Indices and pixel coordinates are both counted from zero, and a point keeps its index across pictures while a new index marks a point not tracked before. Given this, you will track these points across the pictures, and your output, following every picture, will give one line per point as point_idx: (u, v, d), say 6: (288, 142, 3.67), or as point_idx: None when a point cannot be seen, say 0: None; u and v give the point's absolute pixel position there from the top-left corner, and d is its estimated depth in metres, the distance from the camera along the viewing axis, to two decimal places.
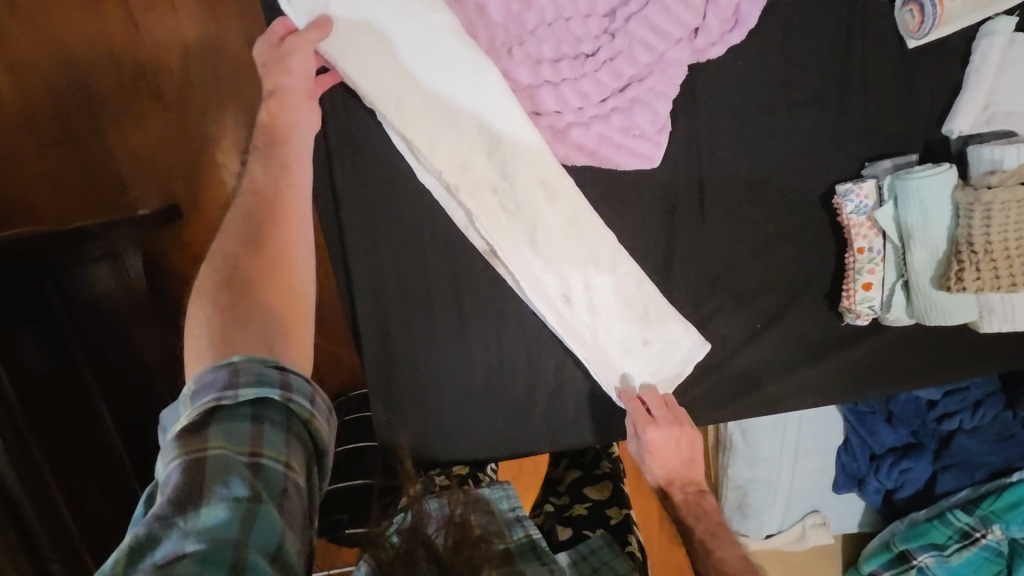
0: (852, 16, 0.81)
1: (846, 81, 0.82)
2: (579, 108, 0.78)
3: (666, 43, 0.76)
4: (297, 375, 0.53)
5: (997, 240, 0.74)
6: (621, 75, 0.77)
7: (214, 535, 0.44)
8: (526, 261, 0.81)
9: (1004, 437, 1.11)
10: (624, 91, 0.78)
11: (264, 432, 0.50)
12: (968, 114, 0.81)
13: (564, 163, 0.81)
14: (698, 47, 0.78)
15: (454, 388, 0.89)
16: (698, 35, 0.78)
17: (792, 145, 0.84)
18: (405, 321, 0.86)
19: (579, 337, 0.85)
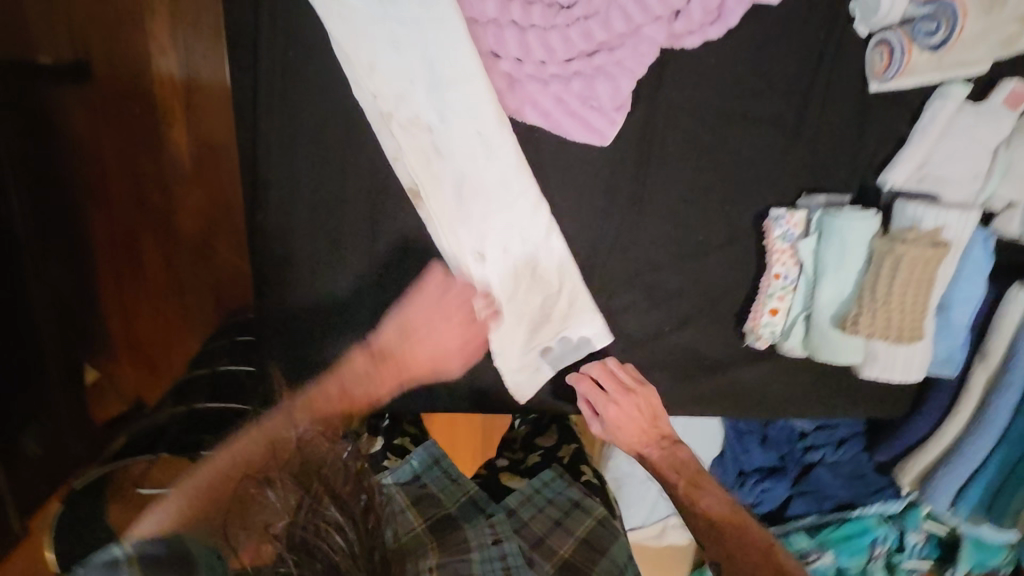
0: (827, 42, 0.79)
1: (806, 108, 0.82)
2: (541, 61, 0.74)
3: (644, 16, 0.72)
4: None
5: (898, 294, 0.77)
6: (592, 38, 0.73)
7: None
8: (447, 210, 0.78)
9: (857, 476, 1.20)
10: (590, 57, 0.74)
11: None
12: (903, 170, 0.83)
13: (513, 116, 0.77)
14: (675, 32, 0.74)
15: (349, 325, 0.85)
16: (678, 18, 0.73)
17: (740, 158, 0.84)
18: (310, 243, 0.81)
19: (486, 302, 0.82)
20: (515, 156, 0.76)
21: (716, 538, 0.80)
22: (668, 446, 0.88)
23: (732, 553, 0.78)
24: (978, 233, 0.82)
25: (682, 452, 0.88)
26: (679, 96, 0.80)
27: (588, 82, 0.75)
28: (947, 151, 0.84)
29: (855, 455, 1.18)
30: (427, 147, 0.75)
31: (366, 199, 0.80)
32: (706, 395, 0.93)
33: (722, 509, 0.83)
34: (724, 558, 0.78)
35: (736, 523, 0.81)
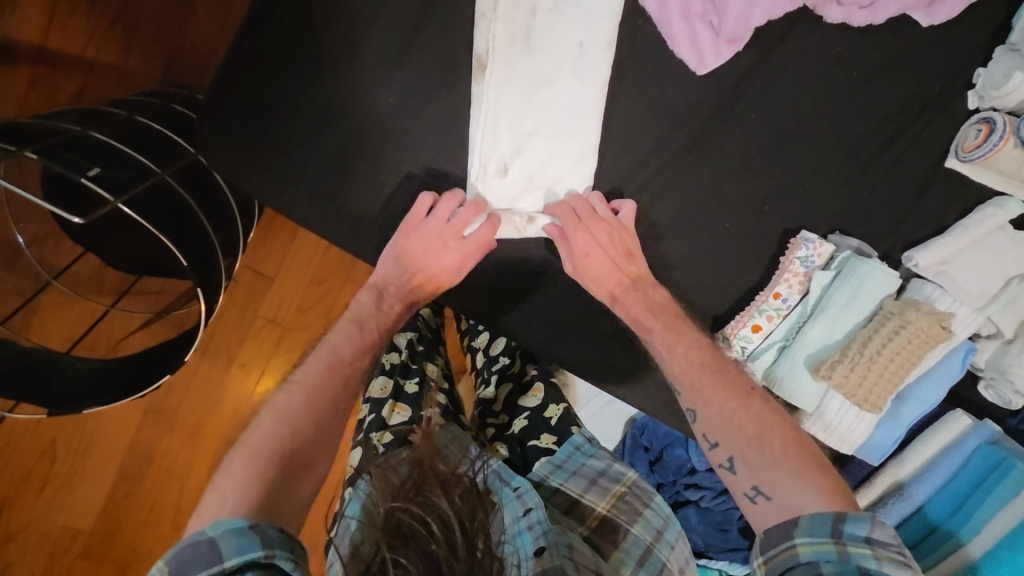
0: (937, 95, 0.77)
1: (886, 149, 0.79)
2: None
3: None
4: (229, 539, 0.53)
5: (887, 354, 0.74)
6: None
7: (241, 552, 0.53)
8: (509, 42, 0.73)
9: (719, 529, 1.14)
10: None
11: (222, 551, 0.53)
12: (932, 251, 0.78)
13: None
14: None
15: (351, 119, 0.76)
16: None
17: (803, 165, 0.78)
18: (361, 9, 0.74)
19: (485, 152, 0.76)
20: (607, 39, 0.73)
21: (698, 392, 0.71)
22: (640, 298, 0.75)
23: (712, 403, 0.70)
24: (967, 347, 0.80)
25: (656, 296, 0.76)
26: (784, 70, 0.75)
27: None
28: (977, 257, 0.78)
29: (728, 509, 1.13)
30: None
31: None
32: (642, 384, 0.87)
33: (695, 355, 0.73)
34: (702, 408, 0.70)
35: (717, 361, 0.73)
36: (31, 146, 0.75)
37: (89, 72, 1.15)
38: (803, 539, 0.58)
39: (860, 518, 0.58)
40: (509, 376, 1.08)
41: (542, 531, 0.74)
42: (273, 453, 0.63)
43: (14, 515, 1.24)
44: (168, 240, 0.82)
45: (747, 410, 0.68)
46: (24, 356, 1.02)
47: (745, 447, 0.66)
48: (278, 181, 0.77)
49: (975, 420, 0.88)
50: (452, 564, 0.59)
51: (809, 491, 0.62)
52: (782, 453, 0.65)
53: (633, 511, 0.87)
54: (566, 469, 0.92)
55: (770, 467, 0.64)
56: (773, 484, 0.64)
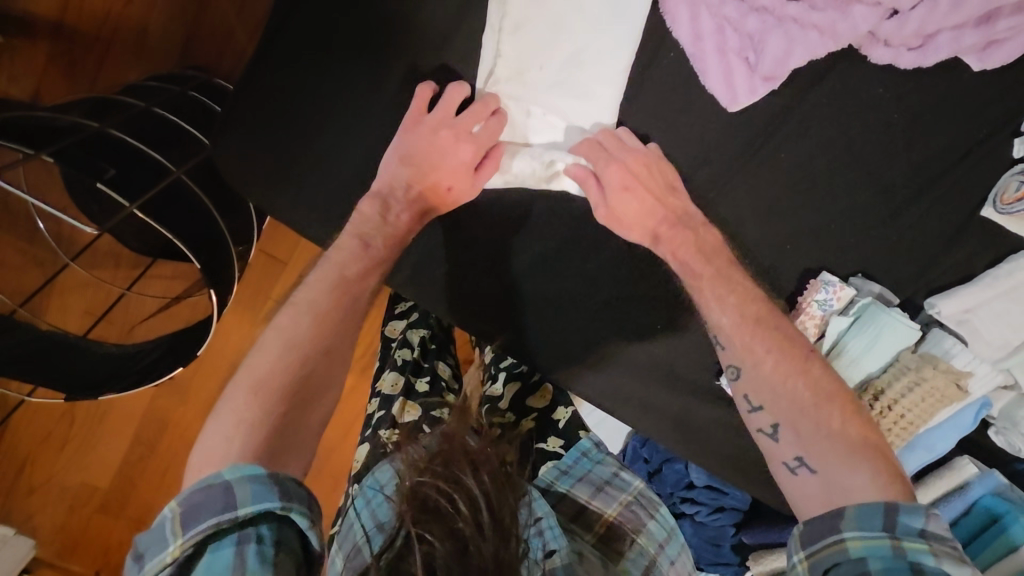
0: (979, 143, 0.73)
1: (920, 196, 0.75)
2: None
3: None
4: (243, 485, 0.50)
5: (898, 411, 0.73)
6: None
7: (257, 500, 0.50)
8: (518, 72, 0.72)
9: (713, 544, 1.16)
10: (786, 2, 0.66)
11: (237, 493, 0.50)
12: (956, 300, 0.75)
13: (668, 23, 0.69)
14: (877, 32, 0.67)
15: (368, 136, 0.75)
16: (890, 20, 0.66)
17: (830, 208, 0.75)
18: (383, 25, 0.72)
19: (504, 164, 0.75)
20: (617, 77, 0.70)
21: (750, 345, 0.66)
22: (680, 234, 0.70)
23: (762, 362, 0.65)
24: (981, 401, 0.79)
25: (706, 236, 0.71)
26: (819, 109, 0.71)
27: (761, 31, 0.67)
28: (1002, 309, 0.75)
29: (722, 526, 1.14)
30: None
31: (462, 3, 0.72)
32: (648, 410, 0.87)
33: (750, 309, 0.67)
34: (750, 365, 0.65)
35: (771, 314, 0.68)
36: (47, 148, 0.74)
37: (109, 51, 1.13)
38: (853, 533, 0.53)
39: (913, 510, 0.54)
40: (515, 375, 1.07)
41: (551, 535, 0.76)
42: (281, 388, 0.57)
43: (35, 472, 1.29)
44: (180, 242, 0.82)
45: (805, 375, 0.63)
46: (41, 338, 1.05)
47: (797, 414, 0.62)
48: (292, 192, 0.76)
49: (982, 469, 0.87)
50: (478, 542, 0.58)
51: (863, 470, 0.57)
52: (836, 427, 0.60)
53: (639, 520, 0.87)
54: (572, 475, 0.92)
55: (823, 441, 0.60)
56: (821, 458, 0.59)
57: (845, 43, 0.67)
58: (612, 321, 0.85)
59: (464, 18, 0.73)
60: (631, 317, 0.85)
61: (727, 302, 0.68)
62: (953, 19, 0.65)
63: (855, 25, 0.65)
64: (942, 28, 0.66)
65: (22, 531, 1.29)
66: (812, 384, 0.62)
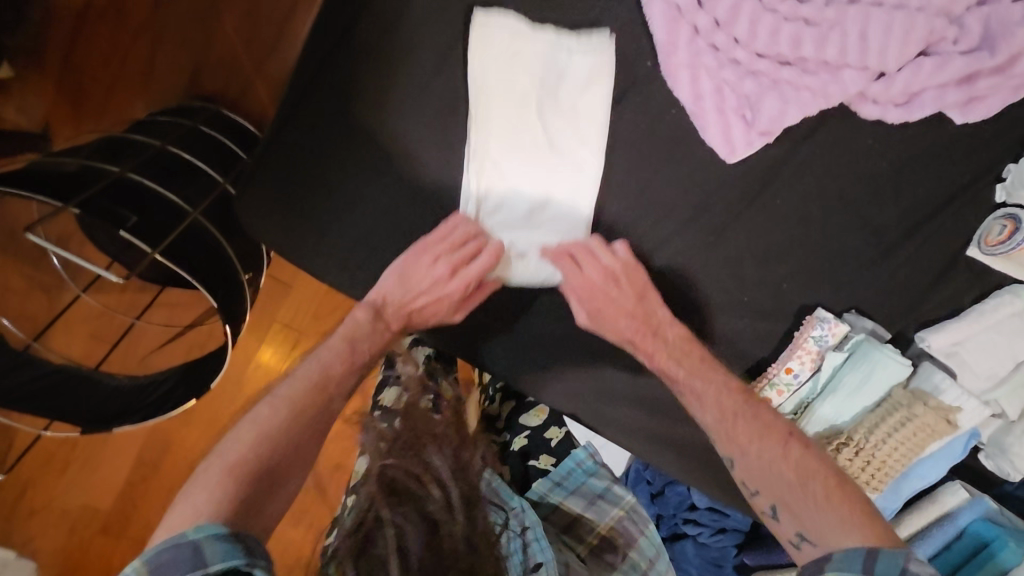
0: (962, 189, 0.77)
1: (909, 237, 0.79)
2: (735, 40, 0.71)
3: (855, 56, 0.69)
4: (210, 545, 0.50)
5: (893, 441, 0.77)
6: (794, 46, 0.69)
7: (224, 559, 0.50)
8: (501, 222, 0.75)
9: (714, 564, 1.17)
10: (779, 66, 0.70)
11: (204, 552, 0.50)
12: (943, 334, 0.80)
13: (669, 84, 0.73)
14: (866, 91, 0.71)
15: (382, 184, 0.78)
16: (877, 82, 0.70)
17: (825, 249, 0.79)
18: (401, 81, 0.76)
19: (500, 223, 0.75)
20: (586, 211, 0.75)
21: (731, 436, 0.67)
22: (660, 335, 0.73)
23: (749, 449, 0.66)
24: (970, 432, 0.83)
25: (674, 334, 0.74)
26: (813, 157, 0.75)
27: (757, 92, 0.71)
28: (988, 342, 0.79)
29: (724, 548, 1.16)
30: (527, 25, 0.73)
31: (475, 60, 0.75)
32: (653, 441, 0.90)
33: (727, 401, 0.69)
34: (737, 455, 0.67)
35: (750, 404, 0.69)
36: (75, 201, 0.78)
37: (118, 85, 1.15)
38: None
39: (894, 551, 0.54)
40: (511, 393, 1.02)
41: (537, 548, 0.75)
42: (253, 472, 0.57)
43: (36, 494, 1.29)
44: (197, 281, 0.86)
45: (787, 457, 0.64)
46: (56, 373, 1.06)
47: (788, 494, 0.62)
48: (311, 236, 0.79)
49: (973, 494, 0.90)
50: (449, 526, 0.59)
51: (855, 534, 0.57)
52: (826, 499, 0.60)
53: (631, 534, 0.91)
54: (565, 486, 0.95)
55: (813, 514, 0.60)
56: (815, 531, 0.59)
57: (836, 102, 0.71)
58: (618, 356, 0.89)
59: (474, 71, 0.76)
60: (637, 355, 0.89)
61: (709, 418, 0.69)
62: (937, 79, 0.70)
63: (845, 86, 0.69)
64: (927, 88, 0.70)
65: (22, 553, 1.27)
66: (795, 465, 0.63)
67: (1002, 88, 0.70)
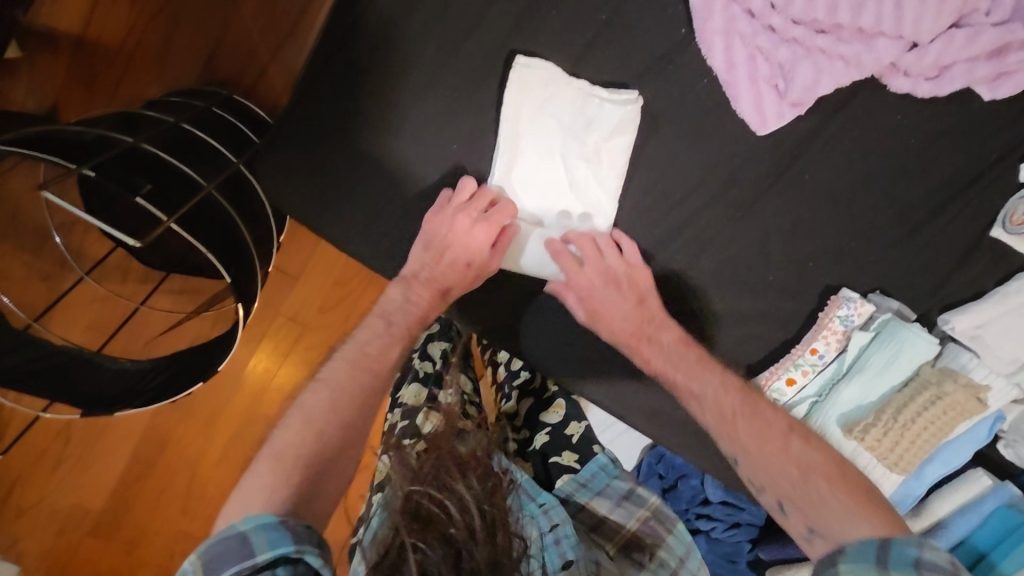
0: (986, 167, 0.77)
1: (934, 216, 0.79)
2: (770, 6, 0.71)
3: (890, 25, 0.69)
4: (258, 532, 0.50)
5: (920, 419, 0.75)
6: (829, 14, 0.69)
7: (274, 548, 0.50)
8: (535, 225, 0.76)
9: (727, 560, 1.15)
10: (815, 33, 0.70)
11: (253, 541, 0.50)
12: (966, 316, 0.79)
13: (702, 49, 0.73)
14: (898, 63, 0.71)
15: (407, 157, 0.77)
16: (910, 53, 0.70)
17: (851, 227, 0.79)
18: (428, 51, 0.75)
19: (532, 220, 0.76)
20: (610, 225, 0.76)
21: (734, 437, 0.68)
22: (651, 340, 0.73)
23: (753, 447, 0.67)
24: (995, 414, 0.82)
25: (671, 331, 0.74)
26: (842, 132, 0.75)
27: (791, 60, 0.71)
28: (1014, 324, 0.77)
29: (739, 543, 1.13)
30: (562, 75, 0.73)
31: (504, 29, 0.74)
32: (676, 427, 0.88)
33: (729, 400, 0.70)
34: (741, 454, 0.68)
35: (750, 400, 0.70)
36: (88, 165, 0.76)
37: (130, 65, 1.13)
38: (848, 566, 0.55)
39: (906, 541, 0.55)
40: (528, 390, 1.02)
41: (568, 544, 0.73)
42: (299, 460, 0.58)
43: (26, 491, 1.23)
44: (209, 254, 0.83)
45: (790, 450, 0.66)
46: (55, 355, 1.03)
47: (794, 491, 0.64)
48: (336, 207, 0.79)
49: (995, 481, 0.89)
50: (472, 546, 0.57)
51: (865, 524, 0.59)
52: (831, 491, 0.62)
53: (659, 536, 0.84)
54: (591, 488, 0.90)
55: (823, 507, 0.61)
56: (826, 524, 0.61)
57: (869, 72, 0.71)
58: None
59: (504, 40, 0.75)
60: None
61: (711, 422, 0.69)
62: (967, 52, 0.70)
63: (878, 57, 0.70)
64: (958, 61, 0.71)
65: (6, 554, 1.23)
66: (799, 460, 0.65)
67: None
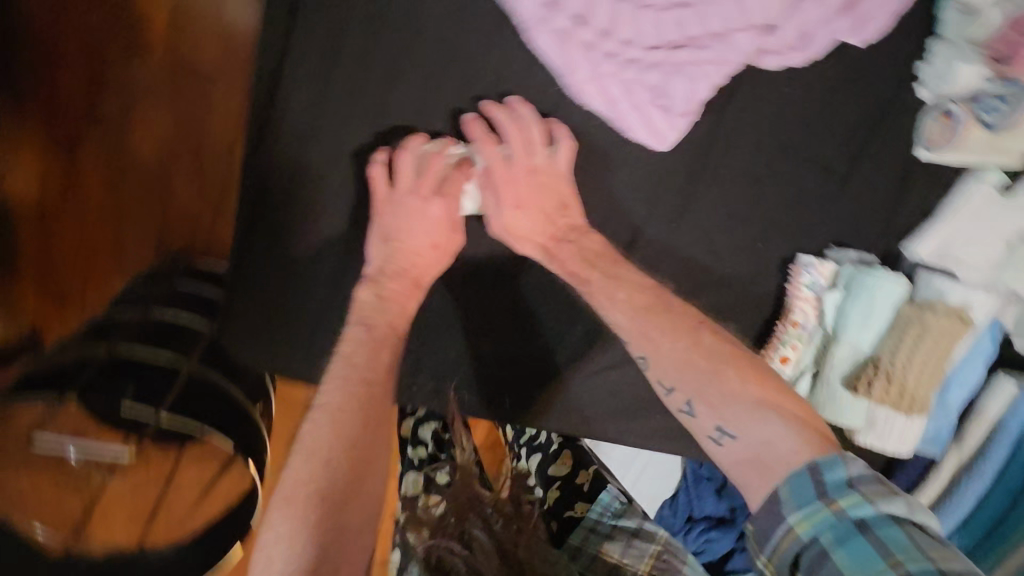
0: (888, 99, 0.79)
1: (858, 160, 0.81)
2: (624, 41, 0.72)
3: (737, 22, 0.72)
4: None
5: (908, 353, 0.77)
6: (679, 30, 0.72)
7: None
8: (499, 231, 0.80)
9: None
10: (675, 50, 0.72)
11: None
12: (928, 240, 0.80)
13: (576, 98, 0.75)
14: (762, 46, 0.73)
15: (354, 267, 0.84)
16: (768, 34, 0.73)
17: (785, 197, 0.81)
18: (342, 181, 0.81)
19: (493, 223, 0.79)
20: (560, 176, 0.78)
21: (645, 336, 0.71)
22: (576, 242, 0.76)
23: (663, 344, 0.70)
24: (991, 324, 0.83)
25: (592, 244, 0.76)
26: (742, 119, 0.78)
27: (663, 79, 0.74)
28: (974, 233, 0.79)
29: None
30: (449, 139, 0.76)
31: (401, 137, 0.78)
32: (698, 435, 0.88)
33: (638, 301, 0.73)
34: (651, 353, 0.71)
35: (660, 302, 0.73)
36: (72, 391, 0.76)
37: None
38: (797, 518, 0.59)
39: (832, 462, 0.60)
40: (536, 448, 1.01)
41: None
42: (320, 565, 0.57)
43: None
44: (212, 434, 0.79)
45: (700, 348, 0.70)
46: None
47: (705, 390, 0.68)
48: (308, 343, 0.88)
49: (1022, 385, 0.87)
50: None
51: (772, 424, 0.65)
52: (741, 389, 0.67)
53: (675, 568, 0.95)
54: (600, 532, 0.99)
55: (731, 404, 0.67)
56: (734, 421, 0.66)
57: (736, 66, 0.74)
58: (628, 367, 0.86)
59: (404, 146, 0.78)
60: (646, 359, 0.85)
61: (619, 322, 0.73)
62: (823, 14, 0.72)
63: (743, 47, 0.72)
64: (817, 24, 0.73)
65: None
66: (709, 354, 0.69)
67: (887, 2, 0.73)
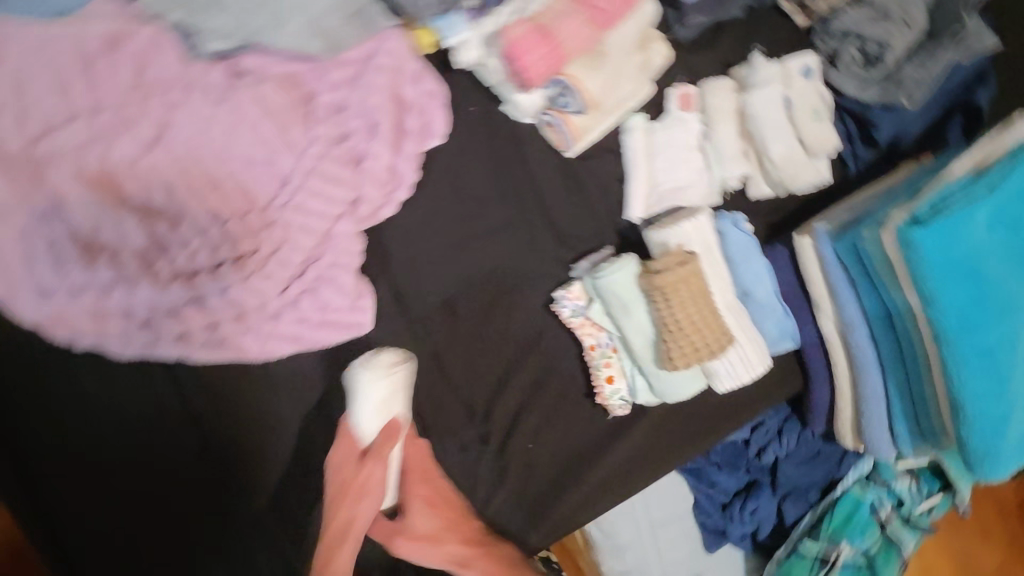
0: (500, 146, 0.85)
1: (525, 200, 0.87)
2: (259, 305, 0.75)
3: (328, 221, 0.76)
4: None
5: (681, 313, 0.78)
6: (291, 262, 0.75)
7: None
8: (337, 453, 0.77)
9: (815, 455, 1.12)
10: (302, 275, 0.76)
11: None
12: (636, 200, 0.88)
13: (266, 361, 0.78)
14: (365, 214, 0.78)
15: None
16: (360, 203, 0.77)
17: (499, 270, 0.86)
18: None
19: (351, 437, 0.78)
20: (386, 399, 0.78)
21: None
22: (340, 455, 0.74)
23: None
24: (725, 221, 0.84)
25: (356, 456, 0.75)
26: (409, 247, 0.83)
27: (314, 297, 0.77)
28: (665, 164, 0.88)
29: (800, 440, 1.10)
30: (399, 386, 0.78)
31: None
32: (609, 481, 0.90)
33: None
34: None
35: None
36: None
37: None
38: None
39: None
40: None
41: None
42: None
43: None
44: None
45: None
46: None
47: None
48: None
49: (809, 232, 0.87)
50: None
51: None
52: None
53: None
54: None
55: None
56: None
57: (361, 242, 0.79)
58: (508, 480, 0.87)
59: None
60: (518, 461, 0.88)
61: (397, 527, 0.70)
62: (385, 154, 0.77)
63: (345, 225, 0.77)
64: (389, 161, 0.78)
65: None
66: None
67: (424, 105, 0.79)
